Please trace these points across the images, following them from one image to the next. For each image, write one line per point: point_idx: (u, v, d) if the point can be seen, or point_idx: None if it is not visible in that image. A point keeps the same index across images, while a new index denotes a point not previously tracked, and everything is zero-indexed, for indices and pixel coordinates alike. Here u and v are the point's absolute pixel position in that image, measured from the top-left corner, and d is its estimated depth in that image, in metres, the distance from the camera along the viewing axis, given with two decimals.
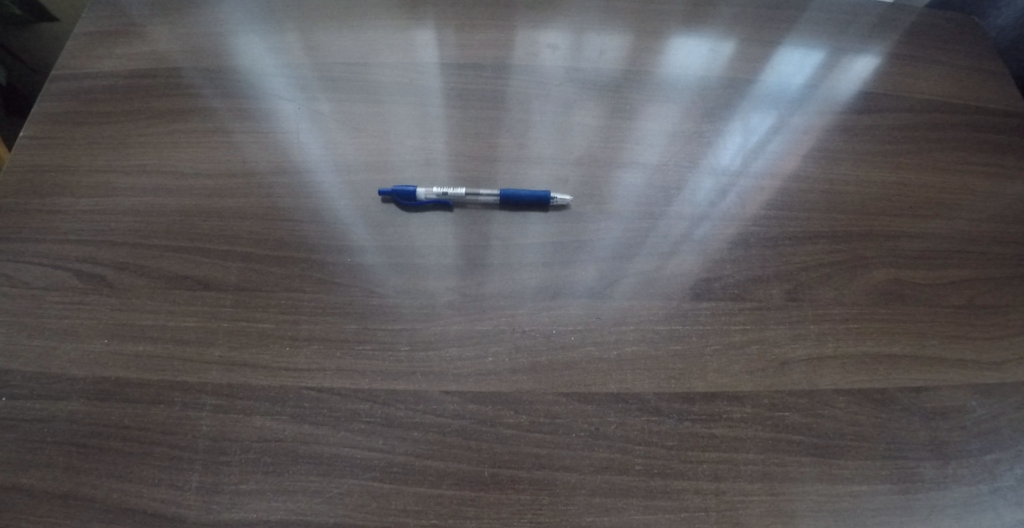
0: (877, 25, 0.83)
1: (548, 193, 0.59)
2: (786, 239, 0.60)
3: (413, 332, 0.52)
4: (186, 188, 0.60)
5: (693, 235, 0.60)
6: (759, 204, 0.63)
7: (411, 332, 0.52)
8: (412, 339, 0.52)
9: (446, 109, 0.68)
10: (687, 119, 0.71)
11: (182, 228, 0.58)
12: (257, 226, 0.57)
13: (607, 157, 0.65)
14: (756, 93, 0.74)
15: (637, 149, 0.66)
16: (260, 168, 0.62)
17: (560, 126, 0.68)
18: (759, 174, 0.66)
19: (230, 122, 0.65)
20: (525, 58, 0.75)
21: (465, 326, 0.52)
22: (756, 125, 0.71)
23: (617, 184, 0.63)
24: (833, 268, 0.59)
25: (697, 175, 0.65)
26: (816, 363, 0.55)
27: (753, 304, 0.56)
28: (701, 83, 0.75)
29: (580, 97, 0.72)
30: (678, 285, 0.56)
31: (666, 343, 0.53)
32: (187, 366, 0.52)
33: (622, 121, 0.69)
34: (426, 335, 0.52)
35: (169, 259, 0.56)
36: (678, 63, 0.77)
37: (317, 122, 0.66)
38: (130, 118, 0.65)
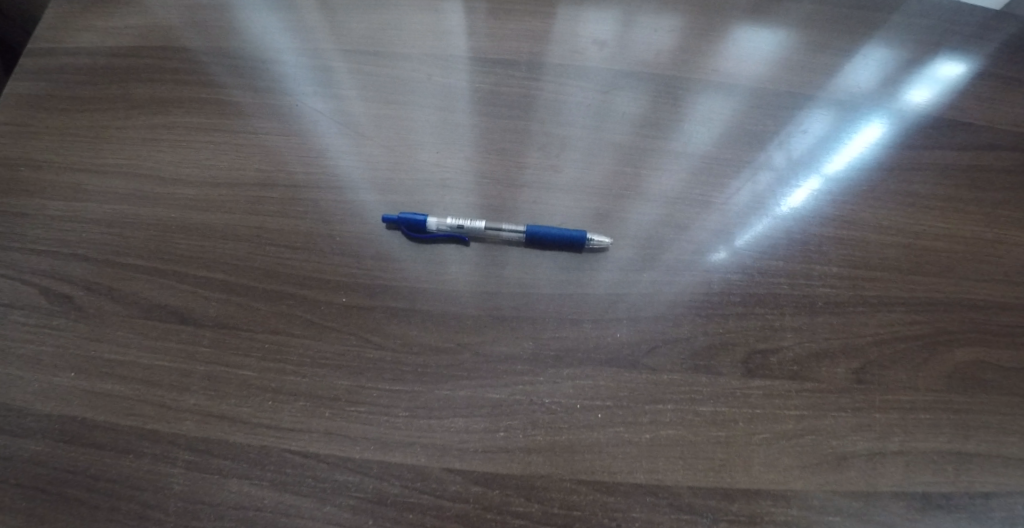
0: (987, 30, 0.70)
1: (583, 234, 0.51)
2: (856, 306, 0.51)
3: (415, 395, 0.45)
4: (168, 197, 0.52)
5: (748, 292, 0.51)
6: (825, 257, 0.53)
7: (414, 395, 0.45)
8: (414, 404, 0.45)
9: (469, 118, 0.59)
10: (746, 140, 0.61)
11: (160, 245, 0.51)
12: (244, 250, 0.50)
13: (649, 185, 0.56)
14: (831, 112, 0.64)
15: (685, 177, 0.57)
16: (252, 176, 0.54)
17: (597, 144, 0.59)
18: (828, 218, 0.56)
19: (221, 117, 0.57)
20: (564, 55, 0.65)
21: (476, 392, 0.45)
22: (827, 153, 0.61)
23: (660, 222, 0.54)
24: (908, 344, 0.51)
25: (755, 215, 0.55)
26: (880, 459, 0.47)
27: (811, 385, 0.48)
28: (768, 95, 0.64)
29: (624, 105, 0.62)
30: (726, 356, 0.48)
31: (706, 427, 0.46)
32: (160, 411, 0.46)
33: (669, 140, 0.60)
34: (431, 400, 0.45)
35: (144, 282, 0.49)
36: (741, 68, 0.66)
37: (321, 122, 0.58)
38: (111, 107, 0.57)
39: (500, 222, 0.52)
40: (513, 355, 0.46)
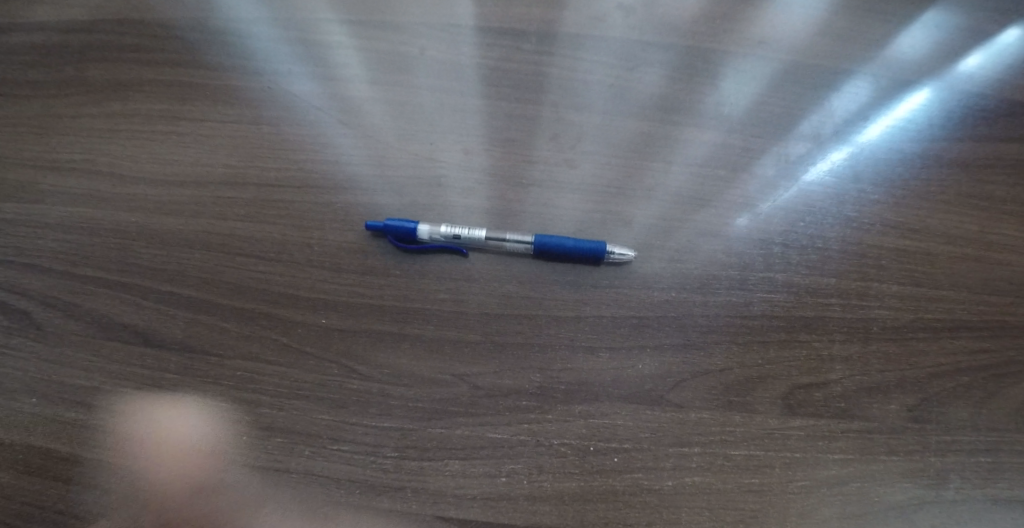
0: None
1: (602, 246, 0.44)
2: (913, 331, 0.44)
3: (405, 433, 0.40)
4: (130, 198, 0.46)
5: (791, 312, 0.44)
6: (881, 270, 0.46)
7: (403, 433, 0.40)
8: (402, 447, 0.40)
9: (469, 102, 0.52)
10: (790, 127, 0.52)
11: (122, 255, 0.45)
12: (214, 261, 0.44)
13: (675, 184, 0.48)
14: (892, 90, 0.54)
15: (717, 172, 0.49)
16: (222, 173, 0.47)
17: (615, 132, 0.51)
18: (887, 221, 0.48)
19: (189, 103, 0.50)
20: (581, 24, 0.56)
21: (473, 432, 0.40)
22: (887, 141, 0.52)
23: (687, 228, 0.46)
24: (973, 378, 0.44)
25: (800, 218, 0.47)
26: (942, 510, 0.40)
27: (858, 424, 0.42)
28: (819, 70, 0.54)
29: (648, 84, 0.54)
30: (761, 391, 0.42)
31: (738, 473, 0.40)
32: (127, 443, 0.41)
33: (700, 126, 0.51)
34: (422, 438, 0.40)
35: (105, 298, 0.44)
36: (789, 36, 0.56)
37: (300, 108, 0.50)
38: (67, 91, 0.51)
39: (504, 231, 0.45)
40: (516, 390, 0.41)
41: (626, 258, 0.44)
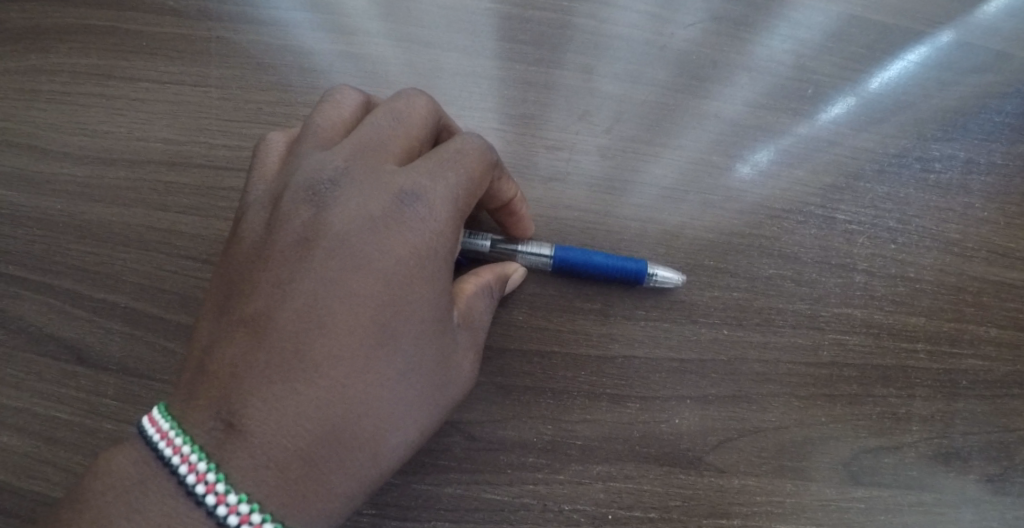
0: None
1: (645, 267, 0.35)
2: (1013, 385, 0.36)
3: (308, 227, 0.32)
4: (54, 176, 0.38)
5: (864, 355, 0.35)
6: (984, 305, 0.37)
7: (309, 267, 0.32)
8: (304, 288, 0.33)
9: (477, 64, 0.42)
10: (873, 110, 0.41)
11: (47, 249, 0.37)
12: (158, 263, 0.36)
13: (716, 181, 0.39)
14: (1010, 68, 0.43)
15: (754, 162, 0.40)
16: (162, 149, 0.38)
17: (659, 106, 0.41)
18: (998, 240, 0.38)
19: (131, 55, 0.40)
20: None
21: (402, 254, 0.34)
22: (1005, 131, 0.41)
23: (742, 242, 0.37)
24: None
25: (887, 232, 0.38)
26: None
27: (937, 499, 0.34)
28: (905, 35, 0.44)
29: (690, 44, 0.43)
30: (822, 454, 0.34)
31: None
32: (65, 477, 0.35)
33: (728, 99, 0.41)
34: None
35: (32, 302, 0.37)
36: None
37: (266, 63, 0.40)
38: None
39: (514, 240, 0.37)
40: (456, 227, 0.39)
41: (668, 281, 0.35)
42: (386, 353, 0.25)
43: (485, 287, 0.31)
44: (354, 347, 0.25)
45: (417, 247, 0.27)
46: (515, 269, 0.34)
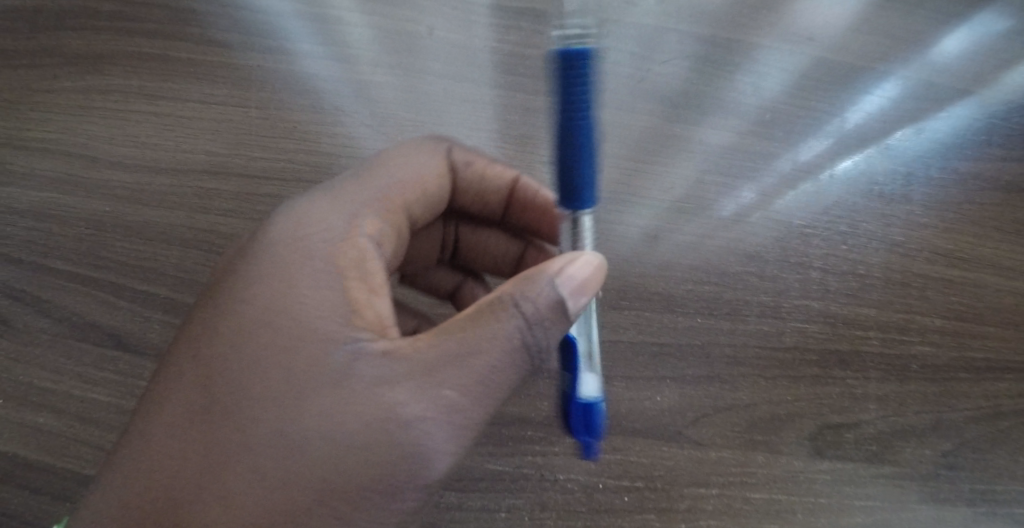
0: None
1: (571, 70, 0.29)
2: (959, 370, 0.41)
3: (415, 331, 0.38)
4: (103, 185, 0.42)
5: (825, 340, 0.40)
6: (929, 300, 0.42)
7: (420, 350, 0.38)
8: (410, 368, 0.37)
9: (481, 87, 0.48)
10: (826, 134, 0.48)
11: (92, 247, 0.41)
12: (192, 259, 0.40)
13: (704, 202, 0.44)
14: (943, 100, 0.50)
15: (735, 190, 0.45)
16: (202, 162, 0.43)
17: (655, 133, 0.47)
18: (937, 243, 0.44)
19: (177, 79, 0.46)
20: (606, 7, 0.52)
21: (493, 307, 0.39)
22: (935, 149, 0.47)
23: (718, 243, 0.42)
24: (1016, 423, 0.40)
25: (839, 236, 0.43)
26: None
27: (893, 471, 0.39)
28: (856, 72, 0.50)
29: (669, 79, 0.49)
30: (790, 429, 0.38)
31: (759, 519, 0.37)
32: (104, 454, 0.38)
33: (715, 127, 0.47)
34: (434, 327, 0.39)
35: (74, 294, 0.40)
36: (824, 32, 0.52)
37: (294, 87, 0.46)
38: (36, 59, 0.46)
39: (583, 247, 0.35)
40: None
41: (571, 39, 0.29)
42: (254, 419, 0.23)
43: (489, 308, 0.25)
44: (211, 419, 0.23)
45: (281, 258, 0.27)
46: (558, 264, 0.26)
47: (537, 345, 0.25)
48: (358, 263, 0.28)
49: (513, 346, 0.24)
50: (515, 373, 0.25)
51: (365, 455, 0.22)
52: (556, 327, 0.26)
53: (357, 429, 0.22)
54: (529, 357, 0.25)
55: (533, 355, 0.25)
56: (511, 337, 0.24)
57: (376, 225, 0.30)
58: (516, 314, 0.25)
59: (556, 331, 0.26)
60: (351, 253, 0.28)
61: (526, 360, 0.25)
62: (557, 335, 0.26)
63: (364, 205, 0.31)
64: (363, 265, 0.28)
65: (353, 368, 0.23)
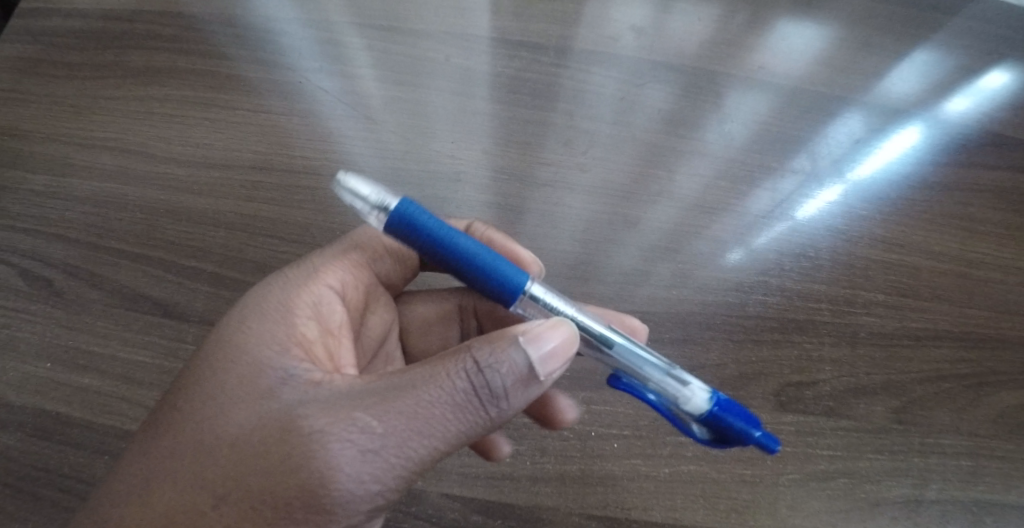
0: None
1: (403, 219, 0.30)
2: (904, 337, 0.47)
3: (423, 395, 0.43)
4: (159, 177, 0.49)
5: (782, 309, 0.47)
6: (873, 280, 0.49)
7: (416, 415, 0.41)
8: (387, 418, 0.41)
9: (489, 103, 0.56)
10: (781, 144, 0.57)
11: (146, 229, 0.47)
12: (235, 238, 0.46)
13: (706, 230, 0.51)
14: (882, 127, 0.59)
15: (744, 238, 0.51)
16: (250, 158, 0.50)
17: (644, 143, 0.56)
18: (875, 233, 0.52)
19: (225, 91, 0.53)
20: (595, 40, 0.62)
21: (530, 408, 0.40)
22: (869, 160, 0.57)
23: (686, 229, 0.51)
24: (956, 385, 0.46)
25: (787, 224, 0.52)
26: (916, 509, 0.43)
27: (850, 424, 0.44)
28: (812, 107, 0.59)
29: (653, 107, 0.58)
30: (757, 386, 0.44)
31: (731, 464, 0.42)
32: (141, 412, 0.42)
33: (709, 141, 0.56)
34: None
35: (126, 268, 0.46)
36: (782, 74, 0.61)
37: (331, 101, 0.54)
38: (104, 73, 0.54)
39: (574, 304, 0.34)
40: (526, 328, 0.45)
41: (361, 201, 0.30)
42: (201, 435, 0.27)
43: (437, 364, 0.27)
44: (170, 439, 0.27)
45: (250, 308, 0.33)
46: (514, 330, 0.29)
47: (485, 391, 0.27)
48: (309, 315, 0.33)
49: (455, 386, 0.26)
50: (454, 416, 0.27)
51: (267, 458, 0.25)
52: (511, 379, 0.28)
53: (264, 437, 0.26)
54: (477, 404, 0.27)
55: (483, 401, 0.27)
56: (456, 379, 0.27)
57: (334, 285, 0.37)
58: (467, 360, 0.27)
59: (512, 385, 0.28)
60: (306, 307, 0.34)
61: (472, 405, 0.27)
62: (515, 388, 0.28)
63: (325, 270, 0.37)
64: (322, 309, 0.35)
65: (274, 386, 0.28)
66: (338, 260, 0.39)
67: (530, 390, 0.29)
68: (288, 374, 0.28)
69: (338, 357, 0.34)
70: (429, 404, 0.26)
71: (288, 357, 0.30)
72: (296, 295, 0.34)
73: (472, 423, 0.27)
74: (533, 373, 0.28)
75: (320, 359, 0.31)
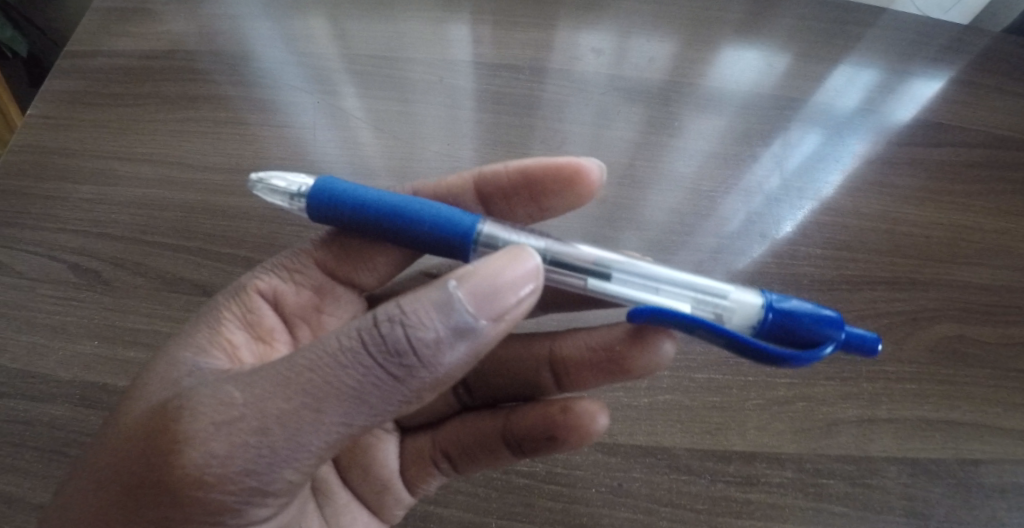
0: (944, 51, 0.78)
1: (332, 195, 0.35)
2: (842, 284, 0.56)
3: (431, 436, 0.49)
4: (199, 184, 0.58)
5: (734, 263, 0.58)
6: (812, 240, 0.60)
7: (432, 467, 0.46)
8: (392, 459, 0.48)
9: (477, 113, 0.66)
10: (734, 137, 0.68)
11: (188, 225, 0.55)
12: (265, 229, 0.54)
13: (679, 209, 0.62)
14: (830, 133, 0.69)
15: (731, 257, 0.58)
16: (282, 166, 0.60)
17: (625, 141, 0.66)
18: (810, 205, 0.63)
19: (249, 114, 0.63)
20: (565, 62, 0.72)
21: (583, 402, 0.41)
22: (822, 158, 0.67)
23: (653, 207, 0.62)
24: (891, 320, 0.54)
25: (740, 202, 0.63)
26: (868, 426, 0.49)
27: None
28: (761, 112, 0.70)
29: (625, 122, 0.68)
30: None
31: (703, 393, 0.49)
32: None
33: (687, 139, 0.67)
34: (445, 438, 0.48)
35: (168, 258, 0.53)
36: (745, 96, 0.72)
37: (346, 118, 0.65)
38: (149, 103, 0.64)
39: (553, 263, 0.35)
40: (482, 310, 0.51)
41: (279, 195, 0.35)
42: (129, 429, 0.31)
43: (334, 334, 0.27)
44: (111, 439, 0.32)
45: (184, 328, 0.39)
46: (432, 286, 0.27)
47: (380, 350, 0.26)
48: (227, 331, 0.39)
49: (344, 347, 0.27)
50: (344, 379, 0.26)
51: (157, 435, 0.28)
52: (417, 334, 0.26)
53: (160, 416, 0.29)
54: (378, 366, 0.26)
55: (381, 360, 0.26)
56: (348, 340, 0.27)
57: (254, 306, 0.42)
58: (367, 321, 0.27)
59: (418, 340, 0.26)
60: (226, 323, 0.39)
61: (365, 365, 0.26)
62: (423, 345, 0.26)
63: (247, 291, 0.42)
64: (252, 317, 0.41)
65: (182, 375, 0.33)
66: (260, 282, 0.43)
67: (452, 347, 0.27)
68: (198, 366, 0.33)
69: (269, 354, 0.41)
70: (304, 369, 0.26)
71: (205, 355, 0.35)
72: (228, 306, 0.41)
73: (368, 384, 0.27)
74: (450, 331, 0.27)
75: (240, 357, 0.38)
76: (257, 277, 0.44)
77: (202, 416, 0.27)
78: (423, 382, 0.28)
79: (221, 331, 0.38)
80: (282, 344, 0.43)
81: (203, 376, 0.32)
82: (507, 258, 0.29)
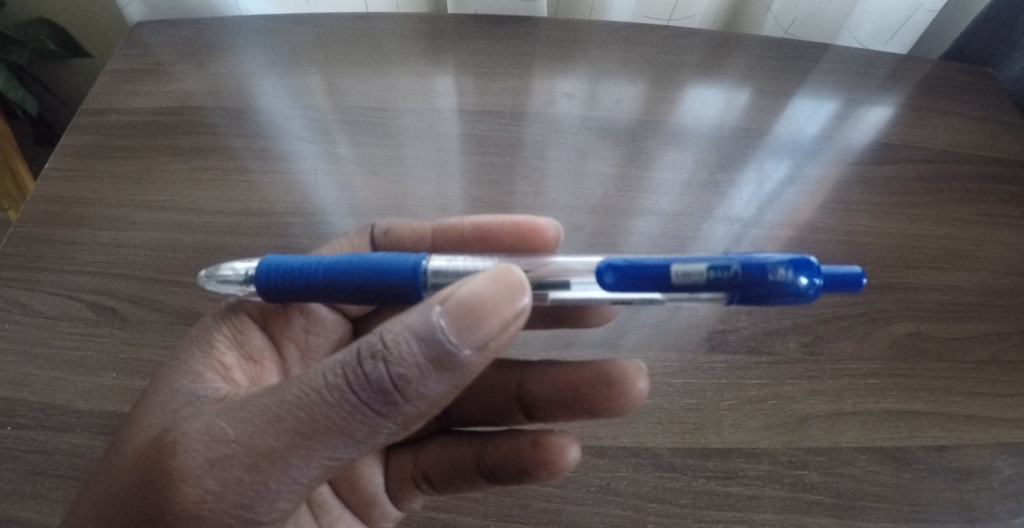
0: (886, 80, 0.86)
1: (285, 268, 0.38)
2: None
3: (414, 456, 0.52)
4: (210, 227, 0.63)
5: None
6: None
7: (414, 488, 0.49)
8: (378, 474, 0.51)
9: (463, 155, 0.72)
10: (701, 166, 0.74)
11: (200, 264, 0.60)
12: None
13: (656, 233, 0.67)
14: (788, 159, 0.76)
15: None
16: (286, 207, 0.65)
17: (602, 174, 0.73)
18: (773, 224, 0.69)
19: (251, 162, 0.69)
20: (541, 106, 0.79)
21: (554, 438, 0.44)
22: (782, 181, 0.73)
23: (632, 232, 0.67)
24: (851, 322, 0.59)
25: (712, 224, 0.69)
26: (837, 419, 0.52)
27: (771, 358, 0.56)
28: (724, 144, 0.77)
29: (599, 158, 0.74)
30: (689, 337, 0.57)
31: (681, 396, 0.53)
32: None
33: (660, 169, 0.74)
34: (426, 460, 0.51)
35: (181, 294, 0.57)
36: (710, 129, 0.79)
37: (344, 162, 0.71)
38: (162, 155, 0.70)
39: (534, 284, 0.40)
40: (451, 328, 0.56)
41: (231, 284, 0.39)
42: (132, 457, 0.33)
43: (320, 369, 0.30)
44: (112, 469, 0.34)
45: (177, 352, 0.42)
46: (412, 319, 0.30)
47: (364, 388, 0.29)
48: (221, 353, 0.42)
49: (330, 385, 0.29)
50: (332, 413, 0.29)
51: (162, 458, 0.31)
52: (398, 371, 0.29)
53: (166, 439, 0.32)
54: (362, 403, 0.30)
55: (365, 398, 0.29)
56: (333, 376, 0.30)
57: (242, 330, 0.45)
58: (350, 359, 0.30)
59: (400, 377, 0.29)
60: (219, 346, 0.42)
61: (350, 402, 0.29)
62: (404, 381, 0.29)
63: (235, 316, 0.46)
64: (242, 339, 0.45)
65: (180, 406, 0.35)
66: (245, 308, 0.47)
67: (433, 379, 0.30)
68: (194, 395, 0.36)
69: (258, 376, 0.44)
70: (293, 406, 0.29)
71: (201, 380, 0.38)
72: (218, 328, 0.44)
73: (354, 420, 0.30)
74: (429, 365, 0.30)
75: (234, 378, 0.41)
76: (241, 302, 0.47)
77: (220, 420, 0.31)
78: (407, 414, 0.31)
79: (215, 352, 0.41)
80: (269, 366, 0.46)
81: (201, 405, 0.34)
82: (487, 284, 0.31)
